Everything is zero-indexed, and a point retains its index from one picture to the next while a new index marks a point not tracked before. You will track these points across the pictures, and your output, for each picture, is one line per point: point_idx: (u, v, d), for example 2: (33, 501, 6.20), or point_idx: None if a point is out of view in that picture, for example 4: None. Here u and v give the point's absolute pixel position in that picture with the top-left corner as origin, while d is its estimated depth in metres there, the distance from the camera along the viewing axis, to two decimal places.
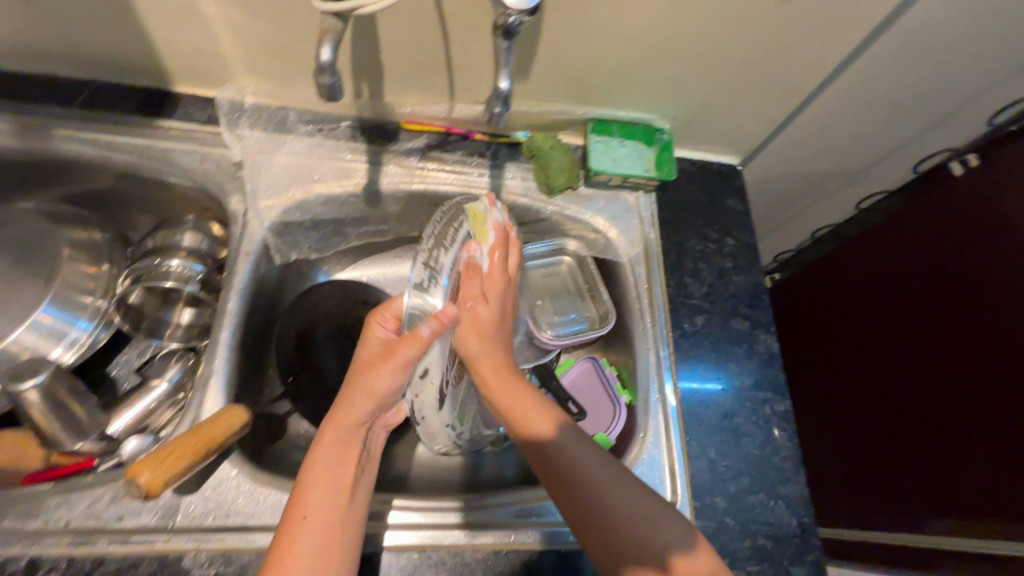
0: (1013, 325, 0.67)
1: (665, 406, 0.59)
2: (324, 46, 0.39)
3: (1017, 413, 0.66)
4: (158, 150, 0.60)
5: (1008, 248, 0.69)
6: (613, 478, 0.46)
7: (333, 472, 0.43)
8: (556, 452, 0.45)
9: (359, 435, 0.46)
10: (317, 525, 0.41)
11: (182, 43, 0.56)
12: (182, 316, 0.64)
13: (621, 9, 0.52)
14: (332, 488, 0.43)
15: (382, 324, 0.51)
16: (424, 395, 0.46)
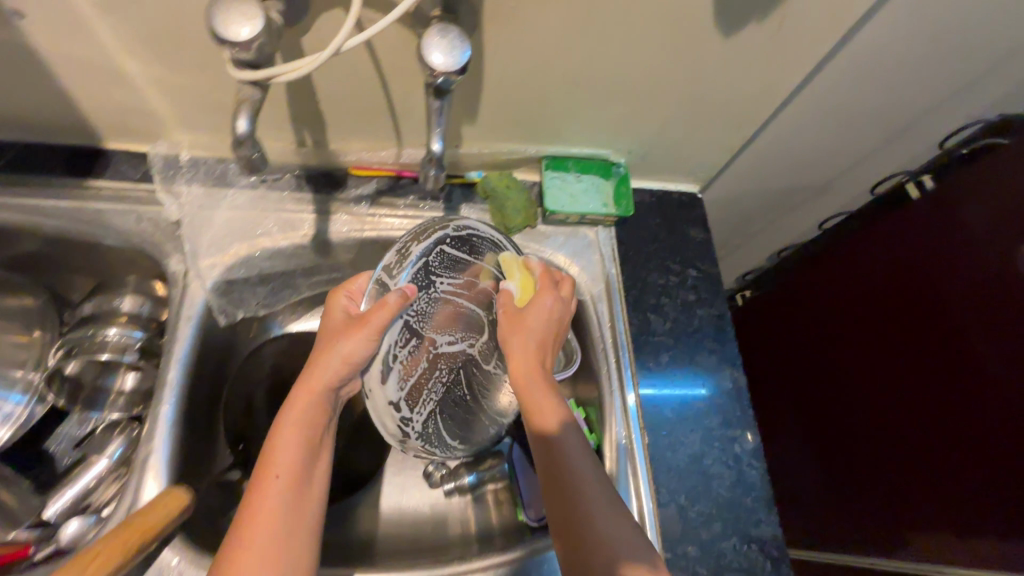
0: (975, 342, 0.66)
1: (625, 404, 0.60)
2: (240, 120, 0.37)
3: (982, 432, 0.65)
4: (88, 212, 0.57)
5: (964, 263, 0.68)
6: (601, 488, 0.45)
7: (293, 459, 0.44)
8: (564, 447, 0.47)
9: (328, 400, 0.48)
10: (269, 524, 0.41)
11: (108, 102, 0.53)
12: (126, 381, 0.59)
13: (563, 53, 0.51)
14: (304, 447, 0.45)
15: (347, 296, 0.50)
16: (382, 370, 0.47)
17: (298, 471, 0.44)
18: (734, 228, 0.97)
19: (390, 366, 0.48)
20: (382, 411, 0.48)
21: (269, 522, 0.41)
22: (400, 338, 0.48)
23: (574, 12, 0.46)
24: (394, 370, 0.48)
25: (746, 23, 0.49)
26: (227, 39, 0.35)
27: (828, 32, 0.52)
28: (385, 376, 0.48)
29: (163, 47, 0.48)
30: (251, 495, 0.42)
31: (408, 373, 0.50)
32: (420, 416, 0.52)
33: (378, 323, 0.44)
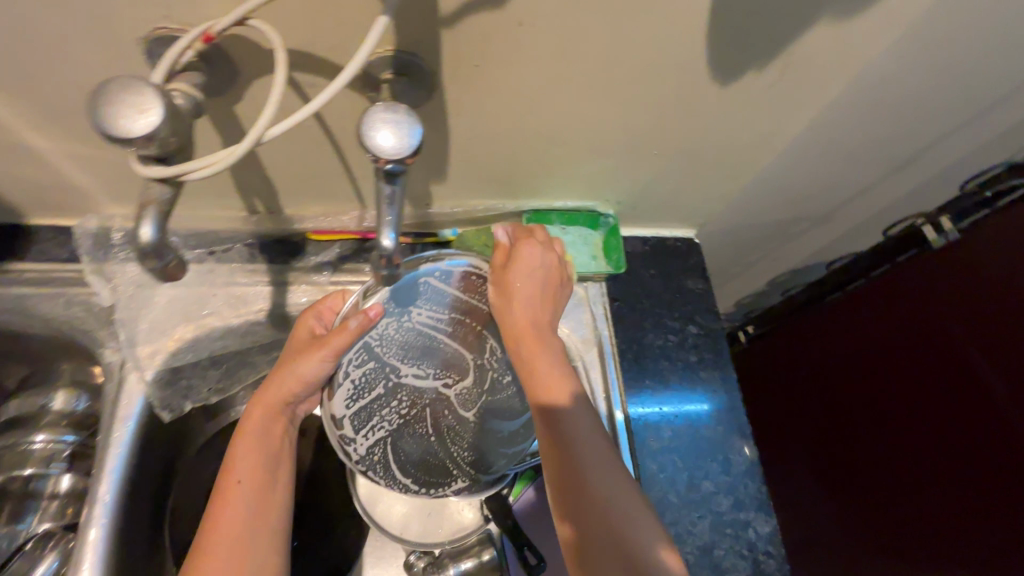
0: (992, 391, 0.60)
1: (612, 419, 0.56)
2: (145, 226, 0.31)
3: (1002, 491, 0.59)
4: (9, 299, 0.50)
5: (979, 304, 0.62)
6: (613, 478, 0.38)
7: (254, 474, 0.44)
8: (566, 436, 0.39)
9: (284, 416, 0.48)
10: (230, 546, 0.41)
11: (21, 178, 0.47)
12: (61, 483, 0.51)
13: (537, 110, 0.45)
14: (263, 465, 0.45)
15: (316, 318, 0.50)
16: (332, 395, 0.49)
17: (260, 489, 0.44)
18: (734, 262, 0.91)
19: (343, 383, 0.50)
20: (327, 424, 0.50)
21: (231, 543, 0.41)
22: (359, 359, 0.50)
23: (550, 67, 0.40)
24: (345, 386, 0.50)
25: (746, 70, 0.43)
26: (119, 135, 0.28)
27: (839, 73, 0.46)
28: (334, 392, 0.50)
29: (72, 120, 0.41)
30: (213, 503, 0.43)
31: (359, 394, 0.51)
32: (370, 443, 0.51)
33: (337, 345, 0.46)
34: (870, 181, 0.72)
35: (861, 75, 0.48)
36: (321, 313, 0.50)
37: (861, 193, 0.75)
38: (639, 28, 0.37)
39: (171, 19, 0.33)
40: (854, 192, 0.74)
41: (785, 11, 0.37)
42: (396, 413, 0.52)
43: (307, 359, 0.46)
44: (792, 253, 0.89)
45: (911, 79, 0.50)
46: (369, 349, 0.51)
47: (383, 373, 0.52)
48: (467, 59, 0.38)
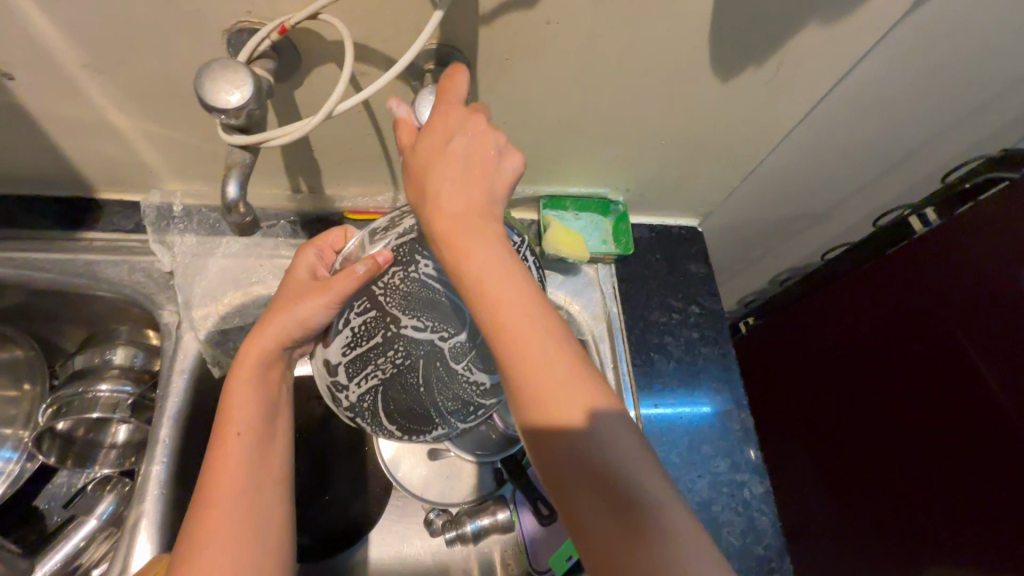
0: (974, 372, 0.65)
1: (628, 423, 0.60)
2: (231, 184, 0.37)
3: (984, 465, 0.64)
4: (78, 265, 0.56)
5: (960, 292, 0.67)
6: (614, 428, 0.32)
7: (253, 420, 0.44)
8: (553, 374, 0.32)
9: (280, 362, 0.47)
10: (239, 488, 0.42)
11: (98, 156, 0.53)
12: (119, 434, 0.58)
13: (558, 102, 0.50)
14: (260, 412, 0.45)
15: (317, 253, 0.51)
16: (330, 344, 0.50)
17: (262, 433, 0.44)
18: (736, 257, 0.96)
19: (339, 330, 0.50)
20: (319, 369, 0.50)
21: (238, 484, 0.42)
22: (360, 309, 0.51)
23: (571, 62, 0.46)
24: (343, 334, 0.51)
25: (744, 68, 0.49)
26: (216, 107, 0.34)
27: (828, 74, 0.51)
28: (334, 338, 0.50)
29: (153, 103, 0.47)
30: (212, 449, 0.43)
31: (358, 342, 0.52)
32: (362, 392, 0.52)
33: (341, 290, 0.44)
34: (862, 178, 0.77)
35: (849, 74, 0.53)
36: (321, 252, 0.51)
37: (856, 190, 0.80)
38: (650, 28, 0.43)
39: (251, 14, 0.39)
40: (848, 188, 0.79)
41: (776, 14, 0.43)
42: (385, 364, 0.54)
43: (308, 304, 0.45)
44: (790, 247, 0.94)
45: (895, 79, 0.56)
46: (371, 298, 0.52)
47: (381, 325, 0.54)
48: (500, 53, 0.44)
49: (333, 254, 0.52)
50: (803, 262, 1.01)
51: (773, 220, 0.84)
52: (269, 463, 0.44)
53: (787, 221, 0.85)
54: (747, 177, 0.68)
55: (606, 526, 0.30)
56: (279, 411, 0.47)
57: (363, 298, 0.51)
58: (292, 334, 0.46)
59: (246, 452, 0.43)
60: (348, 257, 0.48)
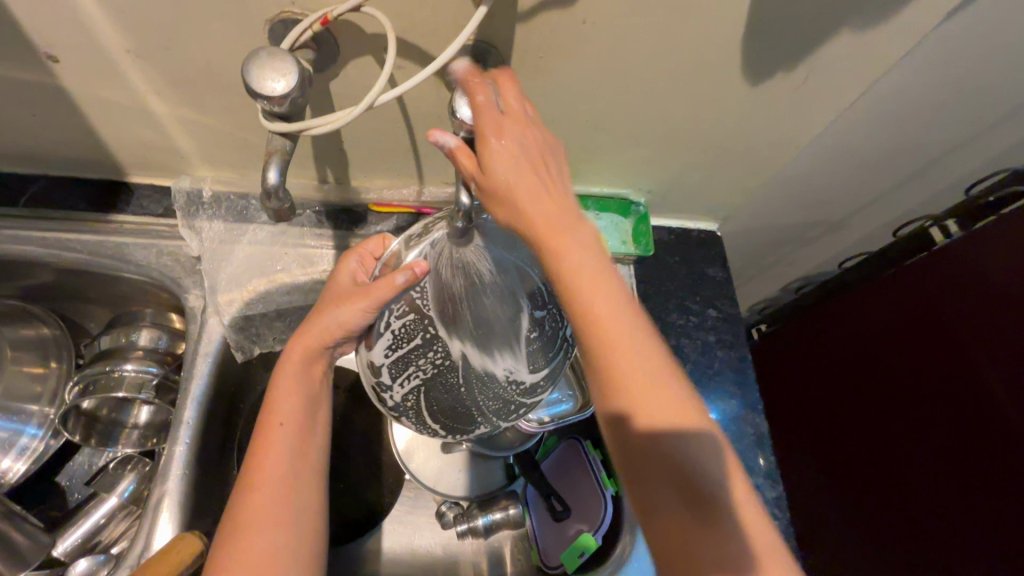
0: (986, 384, 0.66)
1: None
2: (271, 170, 0.38)
3: (994, 476, 0.65)
4: (108, 246, 0.57)
5: (974, 304, 0.68)
6: (677, 411, 0.34)
7: (297, 416, 0.46)
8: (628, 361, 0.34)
9: (324, 360, 0.48)
10: (278, 482, 0.43)
11: (133, 140, 0.54)
12: (140, 415, 0.59)
13: (587, 102, 0.51)
14: (303, 408, 0.46)
15: (357, 260, 0.52)
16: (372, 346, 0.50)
17: (301, 428, 0.46)
18: (750, 263, 0.97)
19: (380, 332, 0.50)
20: (364, 370, 0.50)
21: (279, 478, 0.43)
22: (400, 311, 0.51)
23: (604, 62, 0.46)
24: (385, 336, 0.51)
25: (774, 72, 0.49)
26: (262, 94, 0.35)
27: (856, 82, 0.52)
28: (376, 339, 0.50)
29: (191, 89, 0.48)
30: (256, 440, 0.45)
31: (400, 343, 0.51)
32: (405, 394, 0.51)
33: (379, 296, 0.45)
34: (882, 188, 0.77)
35: (877, 82, 0.53)
36: (363, 258, 0.52)
37: (875, 200, 0.81)
38: (685, 29, 0.43)
39: (295, 4, 0.40)
40: (867, 197, 0.79)
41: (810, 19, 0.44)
42: (425, 365, 0.52)
43: (348, 311, 0.46)
44: (806, 255, 0.94)
45: (922, 90, 0.56)
46: (411, 300, 0.51)
47: (421, 326, 0.52)
48: (534, 50, 0.45)
49: (374, 261, 0.53)
50: (817, 270, 1.01)
51: (791, 227, 0.84)
52: (307, 457, 0.46)
53: (805, 228, 0.85)
54: (767, 183, 0.68)
55: (675, 501, 0.33)
56: (319, 406, 0.48)
57: (401, 300, 0.51)
58: (334, 337, 0.47)
59: (288, 446, 0.45)
60: (387, 263, 0.49)
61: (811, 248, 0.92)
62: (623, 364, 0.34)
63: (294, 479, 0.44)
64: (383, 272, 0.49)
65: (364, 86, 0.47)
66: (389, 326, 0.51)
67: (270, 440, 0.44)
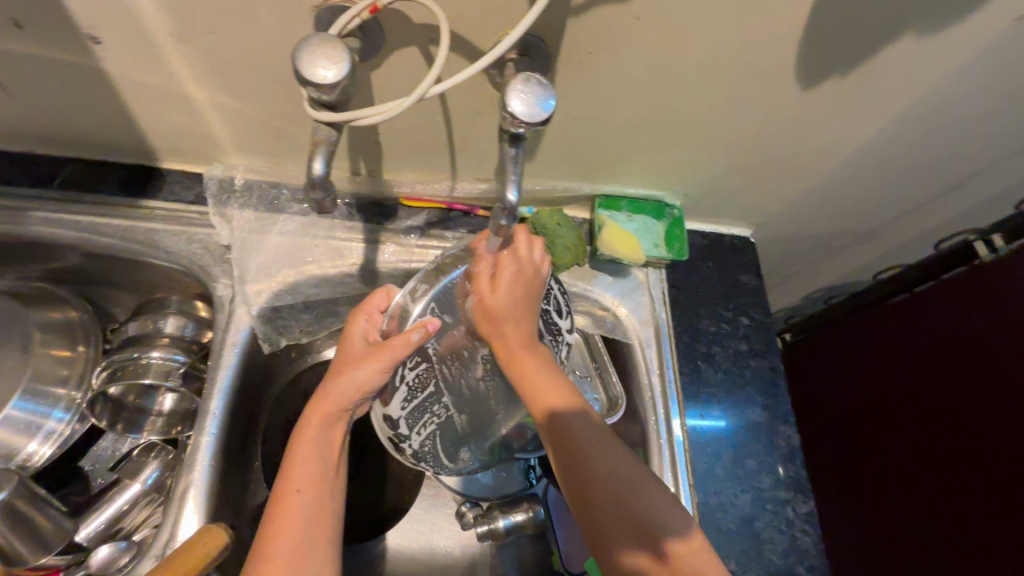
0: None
1: (672, 437, 0.59)
2: (317, 160, 0.38)
3: None
4: (140, 232, 0.57)
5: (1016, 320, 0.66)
6: (613, 459, 0.45)
7: (315, 483, 0.45)
8: (567, 423, 0.46)
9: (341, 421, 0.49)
10: (292, 554, 0.42)
11: (169, 125, 0.53)
12: (164, 402, 0.59)
13: (633, 101, 0.50)
14: (320, 469, 0.46)
15: (366, 317, 0.51)
16: (390, 398, 0.53)
17: (319, 493, 0.45)
18: (778, 271, 0.95)
19: (395, 386, 0.52)
20: (382, 423, 0.54)
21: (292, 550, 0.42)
22: (413, 364, 0.53)
23: (655, 59, 0.45)
24: (400, 390, 0.53)
25: (827, 73, 0.48)
26: (313, 81, 0.34)
27: (910, 85, 0.50)
28: (392, 396, 0.53)
29: (231, 76, 0.47)
30: (274, 506, 0.44)
31: (413, 395, 0.54)
32: (422, 440, 0.56)
33: (396, 356, 0.47)
34: (921, 197, 0.75)
35: (931, 86, 0.52)
36: (373, 313, 0.52)
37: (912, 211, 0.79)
38: (742, 27, 0.42)
39: None
40: (904, 207, 0.77)
41: (871, 17, 0.42)
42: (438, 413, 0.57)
43: (365, 372, 0.47)
44: (836, 265, 0.92)
45: (975, 96, 0.54)
46: (424, 353, 0.53)
47: (434, 374, 0.55)
48: (584, 45, 0.43)
49: (381, 315, 0.52)
50: (845, 280, 0.99)
51: (823, 236, 0.82)
52: (323, 527, 0.44)
53: (838, 237, 0.83)
54: (806, 189, 0.66)
55: (630, 539, 0.42)
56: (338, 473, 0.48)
57: (415, 354, 0.53)
58: (353, 398, 0.48)
59: (304, 515, 0.44)
60: (393, 316, 0.51)
61: (841, 258, 0.91)
62: (540, 394, 0.47)
63: (309, 550, 0.43)
64: (391, 328, 0.51)
65: (406, 77, 0.46)
66: (404, 381, 0.53)
67: (286, 508, 0.44)
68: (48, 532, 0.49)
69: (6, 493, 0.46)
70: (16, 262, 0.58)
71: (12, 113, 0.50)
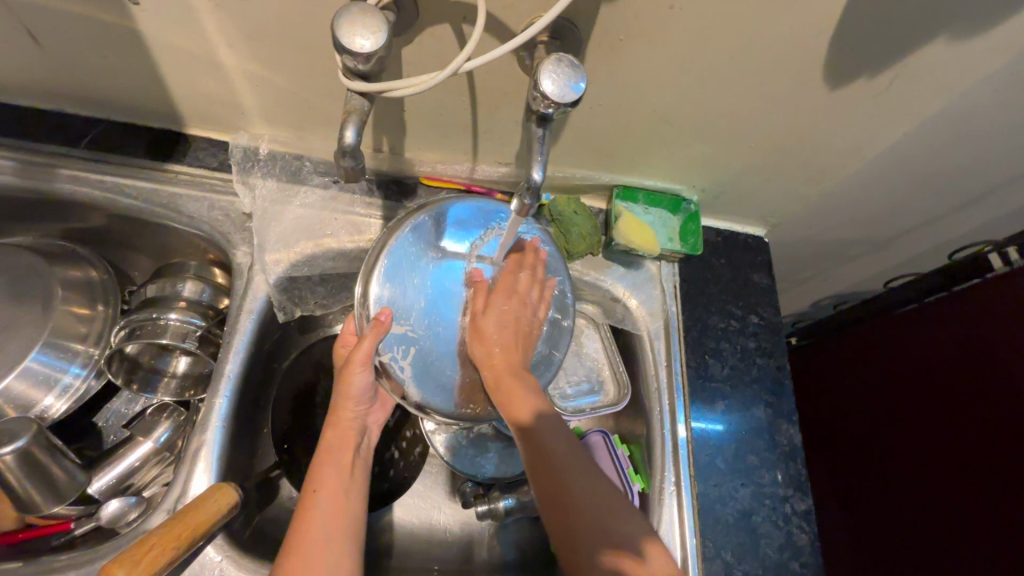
0: None
1: (676, 439, 0.59)
2: (348, 130, 0.39)
3: None
4: (165, 196, 0.58)
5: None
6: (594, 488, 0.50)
7: (333, 482, 0.47)
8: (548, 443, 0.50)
9: (355, 429, 0.52)
10: (318, 549, 0.43)
11: (200, 91, 0.54)
12: (178, 365, 0.60)
13: (659, 92, 0.50)
14: (336, 466, 0.48)
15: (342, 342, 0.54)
16: (408, 389, 0.51)
17: (337, 490, 0.47)
18: (788, 275, 0.95)
19: (399, 375, 0.50)
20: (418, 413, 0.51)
21: (318, 546, 0.43)
22: (405, 351, 0.50)
23: (686, 50, 0.45)
24: (409, 377, 0.50)
25: (854, 74, 0.48)
26: (350, 50, 0.35)
27: (934, 91, 0.51)
28: (404, 386, 0.51)
29: (264, 44, 0.47)
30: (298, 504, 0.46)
31: (423, 375, 0.51)
32: (461, 397, 0.52)
33: (363, 355, 0.48)
34: (938, 207, 0.75)
35: (957, 92, 0.52)
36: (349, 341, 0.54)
37: (926, 221, 0.79)
38: (775, 23, 0.42)
39: None
40: (920, 216, 0.78)
41: (903, 18, 0.43)
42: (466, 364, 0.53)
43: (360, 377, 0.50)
44: (845, 270, 0.93)
45: (997, 104, 0.55)
46: (404, 337, 0.51)
47: (431, 350, 0.52)
48: (615, 32, 0.44)
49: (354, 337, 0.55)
50: (854, 287, 0.99)
51: (836, 241, 0.83)
52: (340, 523, 0.45)
53: (850, 243, 0.84)
54: (822, 192, 0.67)
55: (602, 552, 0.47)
56: (358, 477, 0.50)
57: (395, 344, 0.50)
58: (350, 398, 0.51)
59: (323, 513, 0.45)
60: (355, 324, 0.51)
61: (851, 264, 0.91)
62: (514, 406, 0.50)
63: (329, 543, 0.44)
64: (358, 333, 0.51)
65: (436, 55, 0.46)
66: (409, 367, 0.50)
67: (308, 508, 0.46)
68: (61, 483, 0.50)
69: (26, 439, 0.47)
70: (40, 219, 0.59)
71: (47, 69, 0.51)
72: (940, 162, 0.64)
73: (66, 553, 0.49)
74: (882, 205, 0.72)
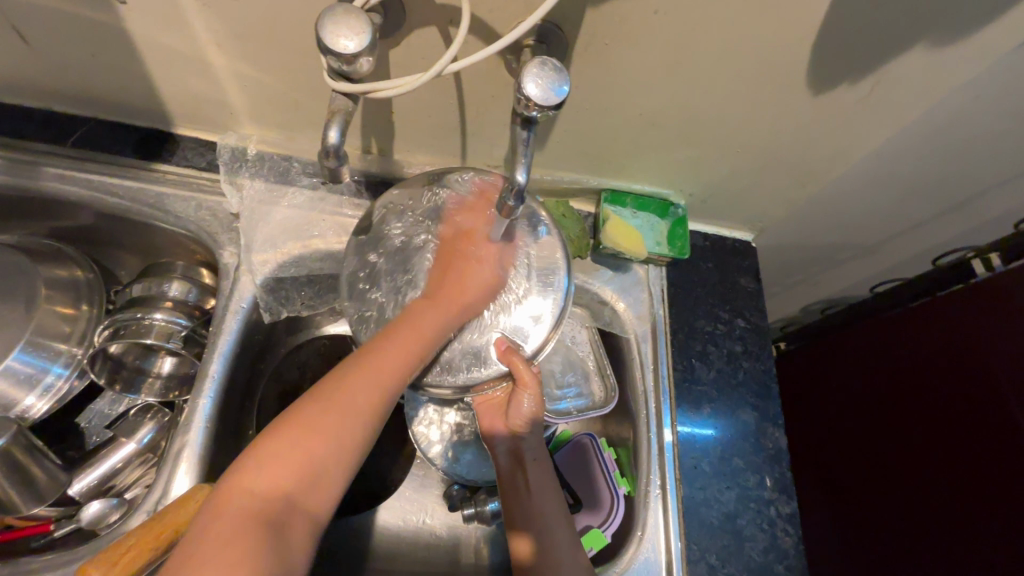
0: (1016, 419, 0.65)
1: (662, 442, 0.59)
2: (332, 130, 0.39)
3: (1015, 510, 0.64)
4: (152, 195, 0.58)
5: (1008, 338, 0.67)
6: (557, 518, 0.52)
7: (424, 339, 0.47)
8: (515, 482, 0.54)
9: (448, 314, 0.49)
10: (346, 414, 0.41)
11: (187, 91, 0.54)
12: (164, 365, 0.59)
13: (644, 96, 0.50)
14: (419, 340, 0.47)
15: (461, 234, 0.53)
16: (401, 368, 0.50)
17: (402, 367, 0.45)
18: (777, 281, 0.96)
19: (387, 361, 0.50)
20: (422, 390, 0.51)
21: (365, 398, 0.42)
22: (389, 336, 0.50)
23: (670, 56, 0.46)
24: None
25: (835, 80, 0.49)
26: (334, 50, 0.35)
27: (914, 98, 0.52)
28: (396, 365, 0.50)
29: (252, 45, 0.48)
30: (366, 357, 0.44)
31: None
32: (461, 367, 0.50)
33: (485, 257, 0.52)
34: (923, 214, 0.77)
35: (937, 100, 0.53)
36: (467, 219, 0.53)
37: (909, 229, 0.80)
38: (757, 30, 0.43)
39: None
40: (905, 223, 0.79)
41: (882, 27, 0.44)
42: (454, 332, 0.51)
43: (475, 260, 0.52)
44: (832, 276, 0.94)
45: (972, 110, 0.56)
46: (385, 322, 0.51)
47: None
48: (600, 36, 0.44)
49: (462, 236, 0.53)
50: (841, 294, 1.00)
51: (822, 247, 0.83)
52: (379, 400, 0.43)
53: (836, 249, 0.85)
54: (807, 198, 0.68)
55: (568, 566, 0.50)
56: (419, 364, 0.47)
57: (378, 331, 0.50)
58: (468, 289, 0.50)
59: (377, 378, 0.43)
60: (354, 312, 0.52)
61: (836, 270, 0.92)
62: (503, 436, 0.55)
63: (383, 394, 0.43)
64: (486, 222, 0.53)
65: (424, 57, 0.46)
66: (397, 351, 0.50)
67: (381, 356, 0.44)
68: (43, 486, 0.49)
69: (7, 438, 0.47)
70: (25, 217, 0.58)
71: (33, 67, 0.51)
72: (922, 168, 0.65)
73: (45, 553, 0.48)
74: (866, 209, 0.73)
